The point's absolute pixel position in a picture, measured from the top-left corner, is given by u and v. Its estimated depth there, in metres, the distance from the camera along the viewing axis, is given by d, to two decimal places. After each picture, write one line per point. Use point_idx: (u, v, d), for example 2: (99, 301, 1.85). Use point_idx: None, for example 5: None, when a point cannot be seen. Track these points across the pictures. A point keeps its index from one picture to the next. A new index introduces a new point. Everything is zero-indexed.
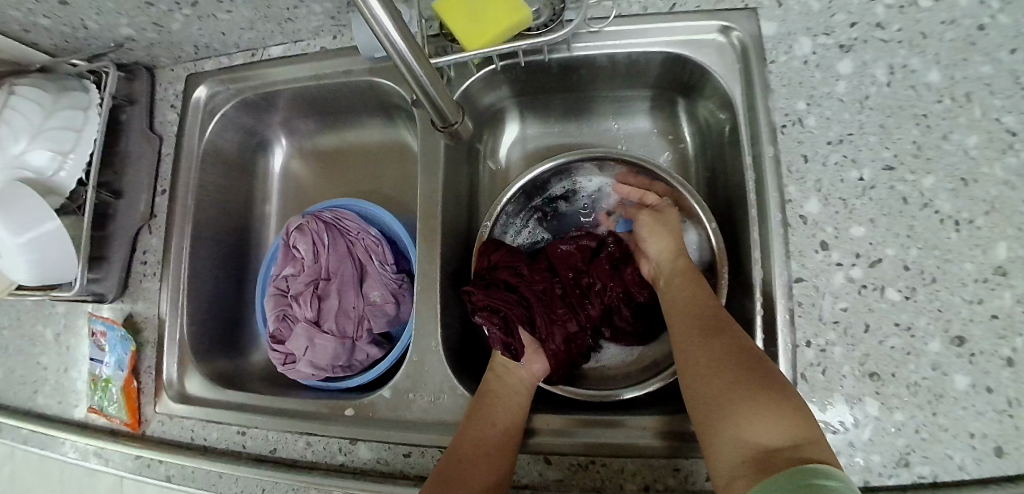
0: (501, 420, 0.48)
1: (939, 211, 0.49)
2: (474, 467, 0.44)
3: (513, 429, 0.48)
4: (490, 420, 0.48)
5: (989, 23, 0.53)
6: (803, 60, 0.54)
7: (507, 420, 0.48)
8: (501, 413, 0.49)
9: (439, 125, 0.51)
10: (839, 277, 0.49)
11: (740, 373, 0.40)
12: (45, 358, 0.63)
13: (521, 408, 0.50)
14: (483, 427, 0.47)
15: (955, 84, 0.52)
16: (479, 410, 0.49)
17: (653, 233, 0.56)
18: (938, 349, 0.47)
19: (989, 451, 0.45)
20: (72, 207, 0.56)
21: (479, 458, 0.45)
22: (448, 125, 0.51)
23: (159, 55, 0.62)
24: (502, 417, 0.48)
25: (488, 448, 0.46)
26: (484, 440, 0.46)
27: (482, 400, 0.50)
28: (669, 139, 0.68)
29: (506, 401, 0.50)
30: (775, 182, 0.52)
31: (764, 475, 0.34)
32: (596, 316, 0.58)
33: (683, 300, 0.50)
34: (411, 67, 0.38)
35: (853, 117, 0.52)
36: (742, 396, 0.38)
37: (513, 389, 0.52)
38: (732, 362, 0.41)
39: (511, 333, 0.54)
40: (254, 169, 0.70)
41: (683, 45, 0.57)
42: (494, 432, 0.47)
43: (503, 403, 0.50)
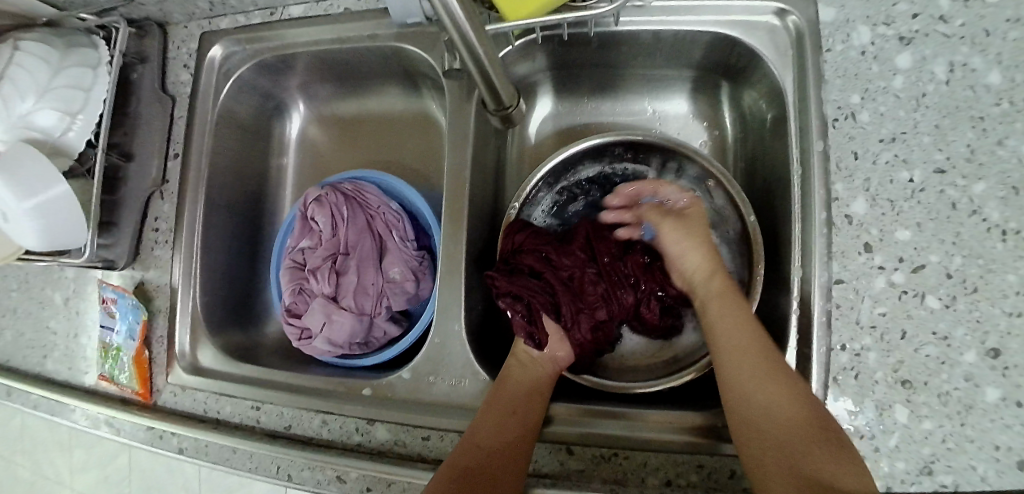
0: (521, 407, 0.47)
1: (987, 219, 0.48)
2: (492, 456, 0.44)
3: (533, 417, 0.47)
4: (509, 406, 0.47)
5: None
6: (861, 50, 0.51)
7: (526, 407, 0.47)
8: (521, 399, 0.48)
9: (495, 111, 0.52)
10: (880, 281, 0.48)
11: (807, 420, 0.40)
12: (54, 323, 0.62)
13: (540, 396, 0.49)
14: (501, 414, 0.46)
15: (1014, 87, 0.49)
16: (498, 396, 0.48)
17: (678, 241, 0.54)
18: (972, 360, 0.46)
19: (1012, 464, 0.45)
20: (81, 170, 0.53)
21: (497, 447, 0.44)
22: (502, 107, 0.51)
23: (173, 11, 0.58)
24: (522, 405, 0.47)
25: (506, 436, 0.45)
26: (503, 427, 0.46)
27: (502, 386, 0.49)
28: (706, 125, 0.65)
29: (526, 388, 0.49)
30: (822, 179, 0.50)
31: None
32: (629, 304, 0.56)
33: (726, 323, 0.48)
34: (466, 35, 0.38)
35: (908, 115, 0.50)
36: (811, 446, 0.38)
37: (533, 377, 0.51)
38: (797, 405, 0.41)
39: (533, 320, 0.53)
40: (271, 134, 0.67)
41: (734, 26, 0.54)
42: (513, 419, 0.46)
43: (522, 389, 0.49)
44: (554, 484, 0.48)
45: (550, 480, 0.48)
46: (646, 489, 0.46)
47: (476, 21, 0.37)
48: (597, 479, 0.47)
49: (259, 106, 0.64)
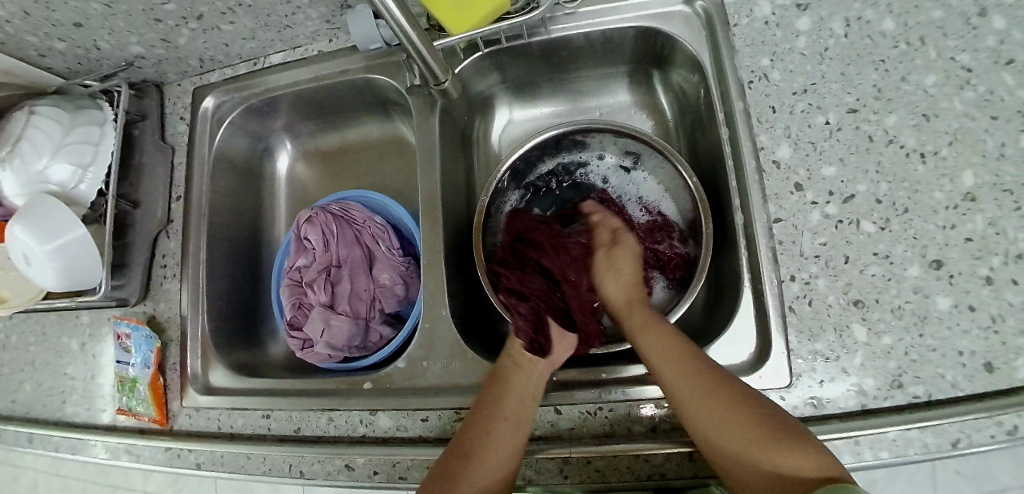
0: (513, 414, 0.48)
1: (904, 146, 0.52)
2: (481, 463, 0.45)
3: (525, 421, 0.48)
4: (502, 412, 0.48)
5: None
6: (764, 21, 0.58)
7: (518, 412, 0.48)
8: (513, 404, 0.48)
9: (434, 85, 0.58)
10: (815, 215, 0.52)
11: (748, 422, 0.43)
12: (71, 368, 0.65)
13: (534, 398, 0.50)
14: (494, 422, 0.47)
15: (909, 30, 0.55)
16: (491, 402, 0.49)
17: (611, 274, 0.56)
18: (918, 273, 0.50)
19: (979, 367, 0.48)
20: (94, 216, 0.60)
21: (488, 454, 0.46)
22: (439, 83, 0.58)
23: (166, 72, 0.66)
24: (514, 410, 0.48)
25: (496, 445, 0.46)
26: (494, 434, 0.47)
27: (496, 392, 0.50)
28: (649, 111, 0.71)
29: (521, 391, 0.49)
30: (748, 133, 0.55)
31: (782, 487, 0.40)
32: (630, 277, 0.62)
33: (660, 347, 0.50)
34: (394, 16, 0.45)
35: (815, 68, 0.56)
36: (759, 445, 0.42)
37: (530, 375, 0.51)
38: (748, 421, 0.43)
39: (537, 321, 0.55)
40: (261, 174, 0.74)
41: (652, 18, 0.61)
42: (504, 427, 0.47)
43: (516, 392, 0.49)
44: (547, 444, 0.50)
45: (542, 442, 0.50)
46: (633, 436, 0.49)
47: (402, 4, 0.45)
48: (587, 434, 0.50)
49: (249, 148, 0.72)
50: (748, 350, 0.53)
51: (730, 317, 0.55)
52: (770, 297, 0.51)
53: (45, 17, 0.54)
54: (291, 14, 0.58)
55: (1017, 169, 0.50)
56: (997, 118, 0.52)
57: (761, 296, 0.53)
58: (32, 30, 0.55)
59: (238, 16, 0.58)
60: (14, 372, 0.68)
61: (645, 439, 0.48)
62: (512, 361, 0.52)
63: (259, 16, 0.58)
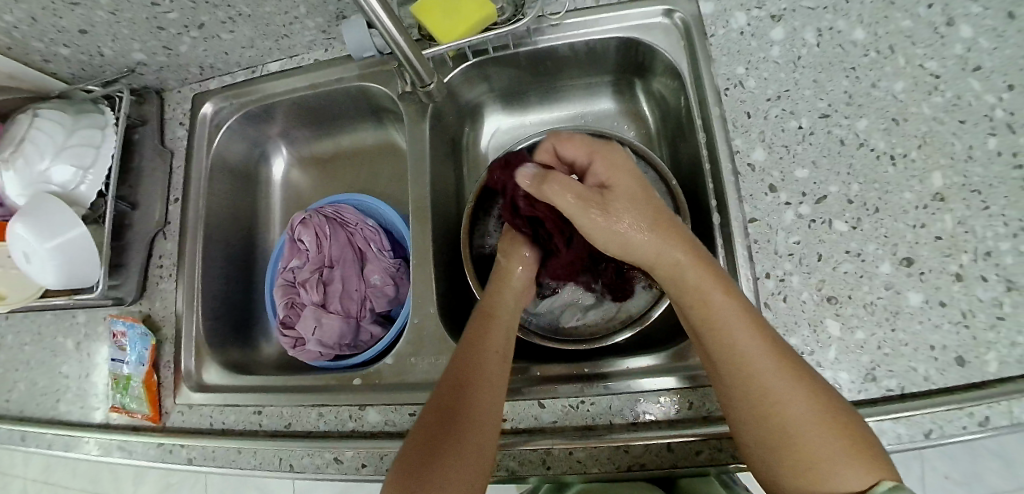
0: (501, 348, 0.48)
1: (875, 148, 0.55)
2: (479, 396, 0.45)
3: (511, 357, 0.49)
4: (490, 345, 0.48)
5: None
6: (739, 31, 0.60)
7: (505, 347, 0.49)
8: (500, 339, 0.49)
9: (420, 85, 0.62)
10: (789, 215, 0.54)
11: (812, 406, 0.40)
12: (66, 367, 0.66)
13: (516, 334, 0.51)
14: (485, 355, 0.47)
15: (878, 39, 0.58)
16: (478, 339, 0.49)
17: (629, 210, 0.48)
18: (889, 270, 0.52)
19: (950, 361, 0.49)
20: (93, 216, 0.61)
21: (484, 385, 0.45)
22: (426, 85, 0.61)
23: (167, 78, 0.69)
24: (502, 344, 0.49)
25: (488, 376, 0.46)
26: (486, 367, 0.47)
27: (479, 327, 0.50)
28: (632, 118, 0.74)
29: (505, 327, 0.51)
30: (724, 137, 0.57)
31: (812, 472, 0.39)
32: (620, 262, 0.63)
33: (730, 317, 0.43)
34: (385, 25, 0.47)
35: (788, 76, 0.58)
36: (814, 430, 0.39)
37: (512, 309, 0.53)
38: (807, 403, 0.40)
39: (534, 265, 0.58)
40: (257, 178, 0.76)
41: (634, 29, 0.63)
42: (495, 358, 0.47)
43: (502, 328, 0.50)
44: (531, 437, 0.51)
45: (526, 435, 0.51)
46: (614, 428, 0.50)
47: (392, 14, 0.47)
48: (570, 427, 0.51)
49: (246, 154, 0.74)
50: None
51: None
52: (746, 294, 0.53)
53: (51, 24, 0.56)
54: (289, 23, 0.61)
55: (984, 170, 0.53)
56: (965, 122, 0.54)
57: None
58: (38, 36, 0.58)
59: (238, 26, 0.60)
60: (9, 372, 0.69)
61: (625, 431, 0.49)
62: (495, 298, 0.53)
63: (258, 26, 0.61)
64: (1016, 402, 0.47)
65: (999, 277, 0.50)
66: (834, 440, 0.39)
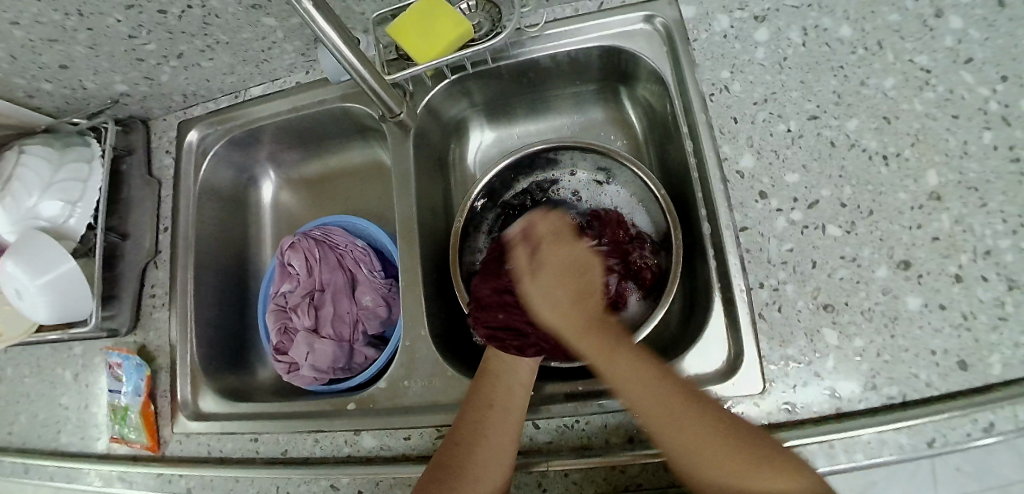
0: (499, 401, 0.49)
1: (866, 149, 0.53)
2: (477, 455, 0.46)
3: (513, 409, 0.48)
4: (493, 402, 0.49)
5: None
6: (722, 34, 0.59)
7: (505, 400, 0.49)
8: (499, 393, 0.49)
9: (390, 116, 0.61)
10: (780, 221, 0.53)
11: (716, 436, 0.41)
12: (65, 398, 0.67)
13: (523, 387, 0.50)
14: (483, 414, 0.48)
15: (865, 35, 0.57)
16: (478, 396, 0.50)
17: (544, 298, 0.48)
18: (886, 274, 0.50)
19: (952, 365, 0.48)
20: (83, 249, 0.61)
21: (484, 444, 0.46)
22: (395, 115, 0.61)
23: (152, 107, 0.69)
24: (501, 398, 0.49)
25: (487, 433, 0.47)
26: (484, 425, 0.47)
27: (483, 381, 0.51)
28: (620, 124, 0.73)
29: (506, 380, 0.51)
30: (711, 143, 0.56)
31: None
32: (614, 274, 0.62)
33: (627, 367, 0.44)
34: (349, 59, 0.48)
35: (774, 78, 0.57)
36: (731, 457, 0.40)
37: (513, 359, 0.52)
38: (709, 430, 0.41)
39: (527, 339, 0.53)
40: (246, 202, 0.76)
41: (615, 37, 0.63)
42: (496, 416, 0.48)
43: (502, 383, 0.50)
44: (526, 458, 0.50)
45: (521, 457, 0.51)
46: (609, 447, 0.49)
47: (355, 47, 0.47)
48: (565, 447, 0.50)
49: (234, 179, 0.74)
50: (720, 357, 0.53)
51: (704, 325, 0.56)
52: (740, 304, 0.52)
53: (31, 60, 0.56)
54: (267, 48, 0.61)
55: (981, 166, 0.51)
56: (958, 117, 0.53)
57: (731, 303, 0.53)
58: (20, 73, 0.58)
59: (216, 53, 0.60)
60: (10, 406, 0.69)
61: (621, 451, 0.49)
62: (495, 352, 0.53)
63: (237, 52, 0.61)
64: (1020, 406, 0.46)
65: (1000, 276, 0.49)
66: (751, 460, 0.39)
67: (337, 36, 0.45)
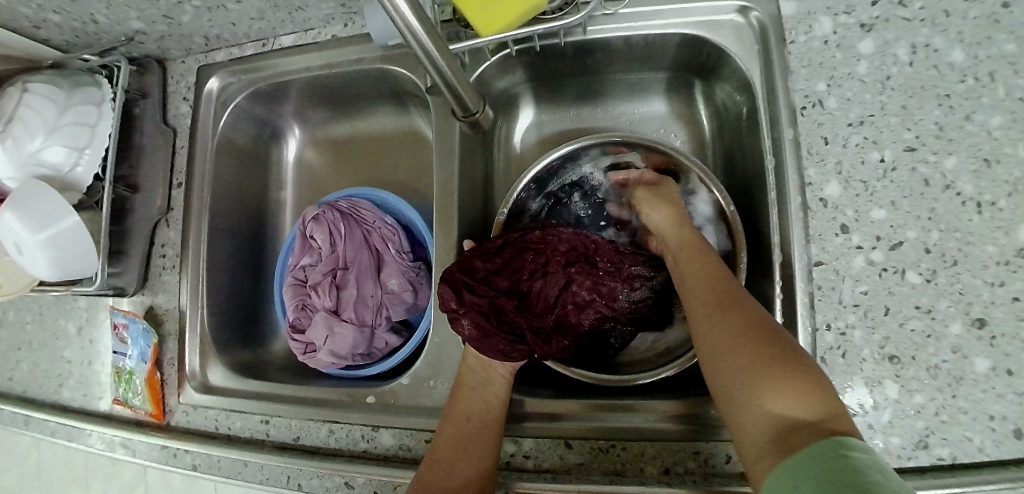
0: (476, 414, 0.48)
1: (961, 193, 0.49)
2: (457, 466, 0.45)
3: (490, 420, 0.48)
4: (468, 413, 0.48)
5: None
6: (823, 40, 0.53)
7: (482, 412, 0.48)
8: (476, 405, 0.48)
9: (462, 116, 0.55)
10: (858, 261, 0.49)
11: (753, 340, 0.38)
12: (68, 352, 0.63)
13: (499, 398, 0.50)
14: (463, 426, 0.47)
15: (979, 63, 0.51)
16: (455, 410, 0.49)
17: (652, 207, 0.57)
18: (959, 331, 0.47)
19: (1009, 433, 0.46)
20: (90, 202, 0.56)
21: (461, 455, 0.46)
22: (469, 114, 0.54)
23: (170, 48, 0.62)
24: (479, 411, 0.48)
25: (465, 448, 0.46)
26: (462, 437, 0.47)
27: (458, 392, 0.50)
28: (683, 121, 0.67)
29: (482, 391, 0.49)
30: (795, 165, 0.51)
31: (785, 452, 0.33)
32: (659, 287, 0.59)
33: (694, 279, 0.47)
34: (428, 49, 0.41)
35: (874, 98, 0.51)
36: (760, 366, 0.37)
37: (486, 371, 0.51)
38: (750, 333, 0.39)
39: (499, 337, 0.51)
40: (269, 159, 0.70)
41: (700, 26, 0.56)
42: (474, 426, 0.47)
43: (478, 395, 0.49)
44: (555, 479, 0.48)
45: (550, 475, 0.49)
46: (644, 477, 0.47)
47: (436, 35, 0.40)
48: (596, 471, 0.48)
49: (256, 132, 0.68)
50: None
51: None
52: (802, 344, 0.49)
53: None
54: None
55: None
56: None
57: (792, 342, 0.50)
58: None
59: None
60: (10, 351, 0.66)
61: (657, 482, 0.46)
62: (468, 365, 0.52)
63: None
64: None
65: None
66: (783, 373, 0.36)
67: (420, 28, 0.38)
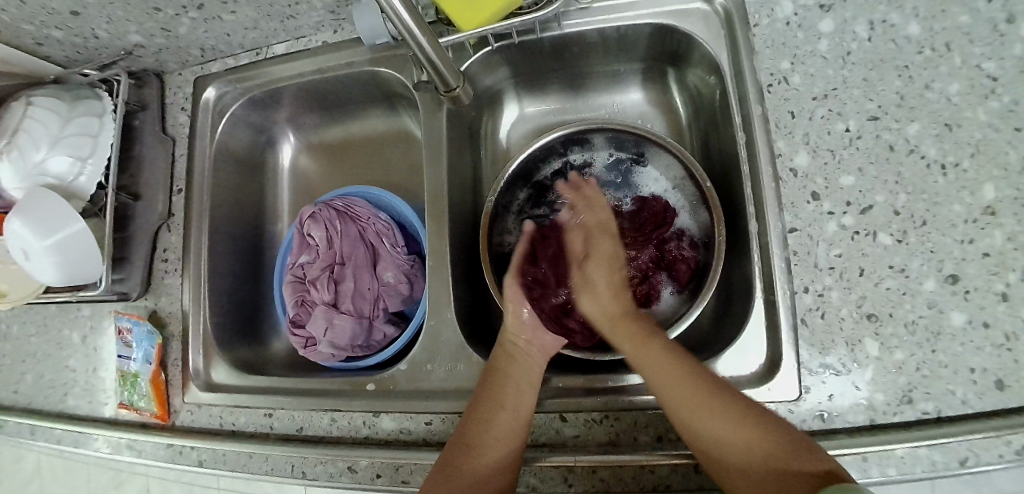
0: (510, 401, 0.48)
1: (925, 156, 0.51)
2: (484, 452, 0.46)
3: (522, 408, 0.48)
4: (501, 400, 0.48)
5: None
6: (785, 21, 0.56)
7: (516, 399, 0.48)
8: (511, 391, 0.48)
9: (445, 91, 0.58)
10: (831, 225, 0.51)
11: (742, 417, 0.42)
12: (73, 361, 0.64)
13: (533, 386, 0.50)
14: (493, 413, 0.47)
15: (934, 35, 0.54)
16: (489, 393, 0.49)
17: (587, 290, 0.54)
18: (933, 288, 0.49)
19: (990, 384, 0.47)
20: (94, 209, 0.58)
21: (487, 441, 0.46)
22: (451, 89, 0.58)
23: (167, 60, 0.65)
24: (512, 398, 0.48)
25: (496, 434, 0.46)
26: (494, 422, 0.47)
27: (492, 377, 0.50)
28: (661, 109, 0.70)
29: (517, 379, 0.49)
30: (764, 139, 0.54)
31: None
32: (644, 264, 0.61)
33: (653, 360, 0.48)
34: (402, 17, 0.44)
35: (836, 72, 0.54)
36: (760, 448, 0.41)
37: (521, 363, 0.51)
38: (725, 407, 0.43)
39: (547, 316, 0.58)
40: (265, 166, 0.73)
41: (669, 16, 0.59)
42: (505, 414, 0.47)
43: (514, 381, 0.49)
44: (552, 452, 0.49)
45: (547, 449, 0.50)
46: (638, 445, 0.48)
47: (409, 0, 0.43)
48: (592, 443, 0.49)
49: (252, 140, 0.71)
50: (758, 361, 0.52)
51: (740, 325, 0.55)
52: (782, 309, 0.51)
53: (40, 5, 0.52)
54: (295, 4, 0.57)
55: None
56: (1021, 130, 0.50)
57: (772, 307, 0.52)
58: (28, 18, 0.54)
59: (240, 6, 0.56)
60: (15, 364, 0.67)
61: (649, 449, 0.48)
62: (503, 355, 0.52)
63: (262, 6, 0.57)
64: None
65: None
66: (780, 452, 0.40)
67: None
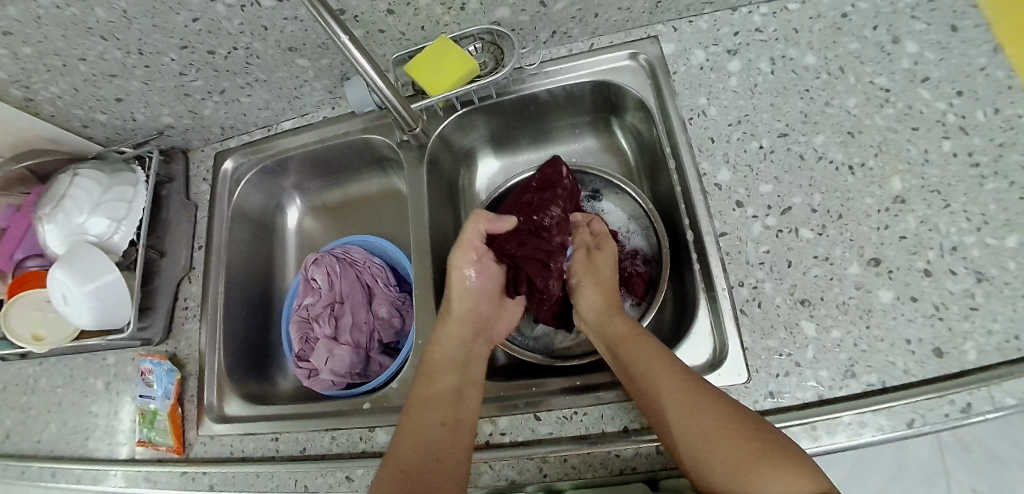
0: (449, 400, 0.54)
1: (833, 160, 0.59)
2: (437, 446, 0.49)
3: (462, 404, 0.54)
4: (440, 402, 0.53)
5: (850, 11, 0.66)
6: (699, 66, 0.67)
7: (454, 397, 0.54)
8: (447, 391, 0.55)
9: (406, 129, 0.68)
10: (757, 226, 0.58)
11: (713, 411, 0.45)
12: (95, 407, 0.70)
13: (468, 384, 0.57)
14: (437, 412, 0.52)
15: (829, 62, 0.64)
16: (427, 399, 0.54)
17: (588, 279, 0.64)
18: (858, 271, 0.55)
19: (929, 353, 0.51)
20: (125, 262, 0.68)
21: (436, 437, 0.50)
22: (412, 129, 0.68)
23: (192, 139, 0.78)
24: (449, 396, 0.54)
25: (442, 430, 0.51)
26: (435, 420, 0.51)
27: (428, 385, 0.56)
28: (615, 149, 0.80)
29: (450, 381, 0.56)
30: (691, 160, 0.63)
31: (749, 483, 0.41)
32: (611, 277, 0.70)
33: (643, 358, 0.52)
34: (373, 78, 0.56)
35: (746, 102, 0.64)
36: (724, 440, 0.43)
37: (458, 361, 0.59)
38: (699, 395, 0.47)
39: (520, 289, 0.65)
40: (274, 226, 0.83)
41: (605, 72, 0.71)
42: (447, 411, 0.53)
43: (448, 382, 0.56)
44: (528, 448, 0.53)
45: (525, 447, 0.53)
46: (606, 436, 0.52)
47: (373, 59, 0.55)
48: (565, 437, 0.53)
49: (264, 204, 0.82)
50: (705, 348, 0.58)
51: (690, 323, 0.61)
52: (722, 302, 0.57)
53: (92, 93, 0.66)
54: (300, 86, 0.70)
55: (941, 171, 0.56)
56: (918, 129, 0.59)
57: (715, 302, 0.58)
58: (79, 104, 0.67)
59: (255, 89, 0.69)
60: (41, 414, 0.73)
61: (616, 438, 0.51)
62: (434, 360, 0.58)
63: (273, 89, 0.70)
64: (996, 386, 0.48)
65: (967, 269, 0.52)
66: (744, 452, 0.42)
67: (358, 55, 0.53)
